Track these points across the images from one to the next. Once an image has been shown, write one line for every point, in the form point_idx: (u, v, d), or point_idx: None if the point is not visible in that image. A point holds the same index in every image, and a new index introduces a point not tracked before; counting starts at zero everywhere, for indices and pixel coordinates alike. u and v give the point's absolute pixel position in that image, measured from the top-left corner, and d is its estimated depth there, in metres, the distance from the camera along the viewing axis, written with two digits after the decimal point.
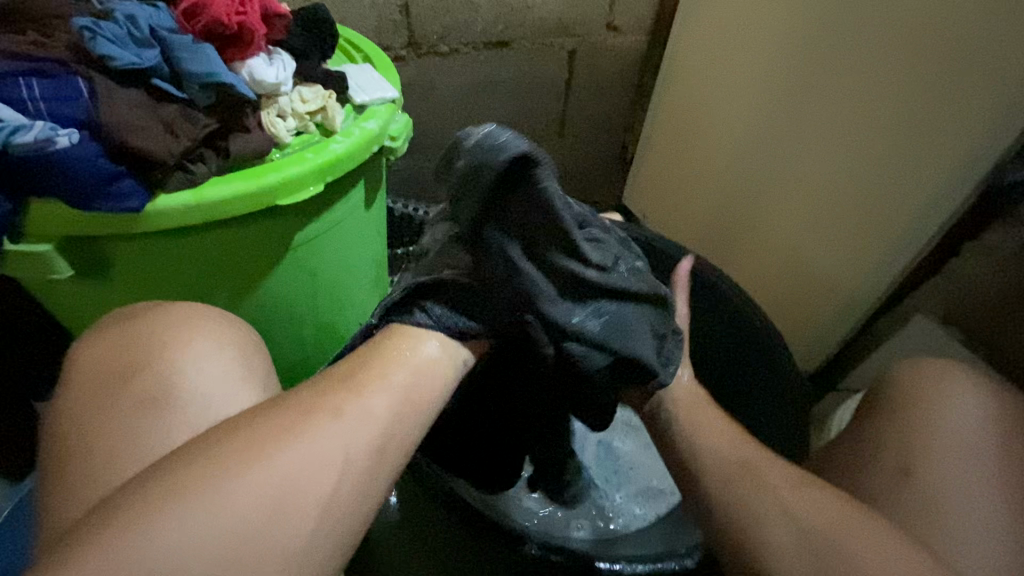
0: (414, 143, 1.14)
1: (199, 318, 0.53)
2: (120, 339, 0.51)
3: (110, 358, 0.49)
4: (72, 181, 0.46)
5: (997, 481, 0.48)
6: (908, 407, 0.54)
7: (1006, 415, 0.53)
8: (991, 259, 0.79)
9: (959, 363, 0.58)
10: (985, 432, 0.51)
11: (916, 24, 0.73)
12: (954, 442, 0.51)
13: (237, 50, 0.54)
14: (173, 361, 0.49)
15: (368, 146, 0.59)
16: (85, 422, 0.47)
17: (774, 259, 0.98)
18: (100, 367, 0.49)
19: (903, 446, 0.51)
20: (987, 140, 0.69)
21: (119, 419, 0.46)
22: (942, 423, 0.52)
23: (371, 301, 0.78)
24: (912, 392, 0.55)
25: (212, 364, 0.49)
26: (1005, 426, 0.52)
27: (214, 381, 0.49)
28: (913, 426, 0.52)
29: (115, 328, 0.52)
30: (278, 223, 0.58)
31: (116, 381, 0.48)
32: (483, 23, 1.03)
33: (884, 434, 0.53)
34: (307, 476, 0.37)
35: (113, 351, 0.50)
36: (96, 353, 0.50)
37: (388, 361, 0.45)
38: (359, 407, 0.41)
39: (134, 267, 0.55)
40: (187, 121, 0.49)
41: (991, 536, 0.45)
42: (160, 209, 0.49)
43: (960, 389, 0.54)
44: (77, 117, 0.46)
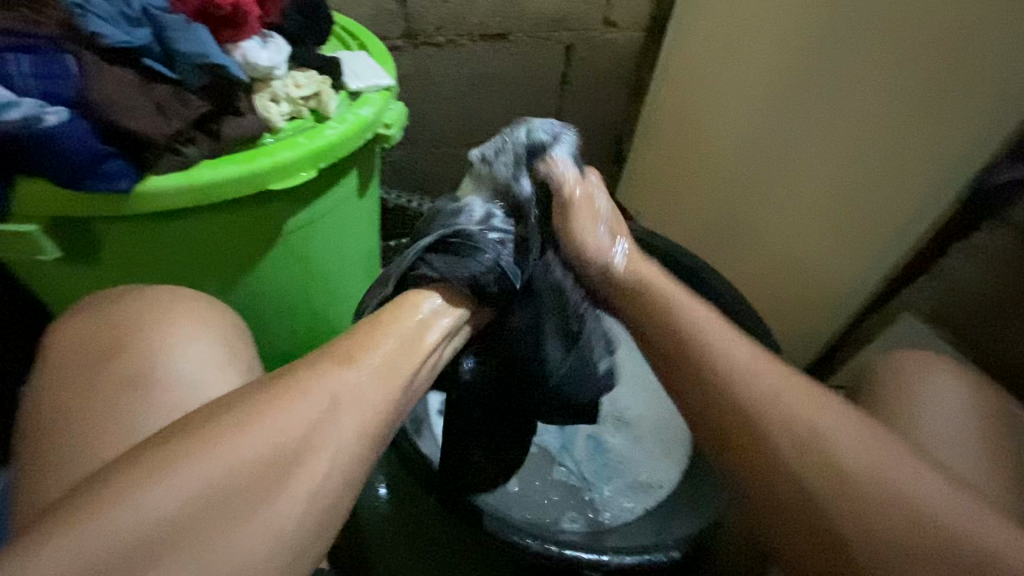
0: (408, 134, 1.13)
1: (183, 297, 0.53)
2: (103, 317, 0.50)
3: (96, 336, 0.49)
4: (61, 160, 0.45)
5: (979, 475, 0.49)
6: (895, 402, 0.55)
7: (989, 411, 0.54)
8: (979, 259, 0.80)
9: (944, 360, 0.58)
10: (969, 427, 0.52)
11: (911, 24, 0.73)
12: (940, 438, 0.52)
13: (231, 32, 0.53)
14: (163, 337, 0.49)
15: (362, 133, 0.58)
16: (66, 403, 0.46)
17: (765, 257, 0.99)
18: (84, 346, 0.49)
19: None
20: (978, 140, 0.69)
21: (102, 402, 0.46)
22: (928, 418, 0.53)
23: (362, 290, 0.77)
24: (900, 388, 0.56)
25: (202, 342, 0.50)
26: (989, 422, 0.53)
27: (201, 360, 0.49)
28: (900, 421, 0.53)
29: (99, 308, 0.51)
30: (270, 209, 0.57)
31: (97, 359, 0.48)
32: (480, 14, 1.02)
33: None
34: (288, 450, 0.37)
35: (93, 332, 0.49)
36: (76, 335, 0.50)
37: (387, 325, 0.47)
38: (341, 375, 0.41)
39: (122, 250, 0.54)
40: (178, 102, 0.48)
41: None
42: (150, 190, 0.48)
43: (946, 385, 0.55)
44: (68, 95, 0.46)
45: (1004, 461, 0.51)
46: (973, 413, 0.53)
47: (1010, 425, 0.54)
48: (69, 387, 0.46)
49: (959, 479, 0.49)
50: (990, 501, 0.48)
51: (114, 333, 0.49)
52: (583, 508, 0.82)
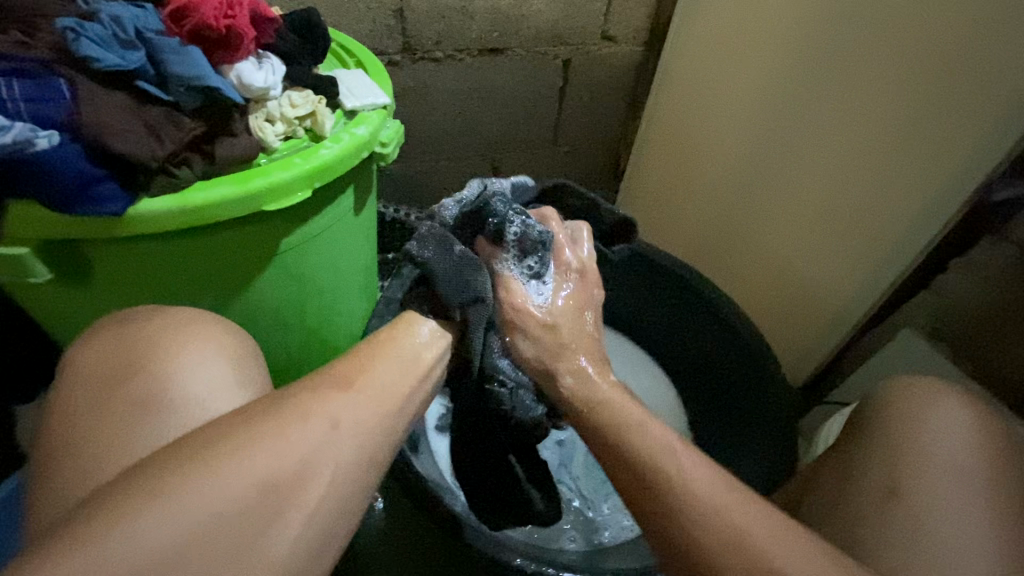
0: (405, 148, 1.13)
1: (182, 327, 0.51)
2: (112, 344, 0.50)
3: (102, 367, 0.48)
4: (50, 184, 0.45)
5: (980, 496, 0.49)
6: (897, 423, 0.54)
7: (990, 431, 0.53)
8: (979, 275, 0.80)
9: (947, 382, 0.58)
10: (970, 448, 0.52)
11: (906, 43, 0.74)
12: (944, 464, 0.51)
13: (225, 53, 0.53)
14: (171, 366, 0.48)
15: (357, 152, 0.58)
16: (63, 437, 0.45)
17: (764, 272, 0.98)
18: (88, 376, 0.48)
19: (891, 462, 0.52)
20: (975, 158, 0.70)
21: (97, 429, 0.45)
22: (931, 443, 0.52)
23: (358, 307, 0.77)
24: (902, 408, 0.55)
25: (213, 367, 0.49)
26: (993, 446, 0.52)
27: (209, 384, 0.48)
28: (902, 443, 0.53)
29: (110, 333, 0.51)
30: (267, 227, 0.57)
31: (98, 390, 0.47)
32: (479, 30, 1.03)
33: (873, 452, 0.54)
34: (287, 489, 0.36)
35: (94, 360, 0.49)
36: (80, 359, 0.49)
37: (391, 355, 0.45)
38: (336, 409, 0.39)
39: (116, 271, 0.54)
40: (171, 123, 0.48)
41: (980, 554, 0.46)
42: (143, 212, 0.48)
43: (947, 405, 0.54)
44: (57, 118, 0.45)
45: (1009, 487, 0.50)
46: (976, 435, 0.53)
47: (1013, 446, 0.53)
48: (71, 419, 0.46)
49: (963, 506, 0.48)
50: (997, 529, 0.47)
51: (117, 367, 0.48)
52: (583, 527, 0.81)
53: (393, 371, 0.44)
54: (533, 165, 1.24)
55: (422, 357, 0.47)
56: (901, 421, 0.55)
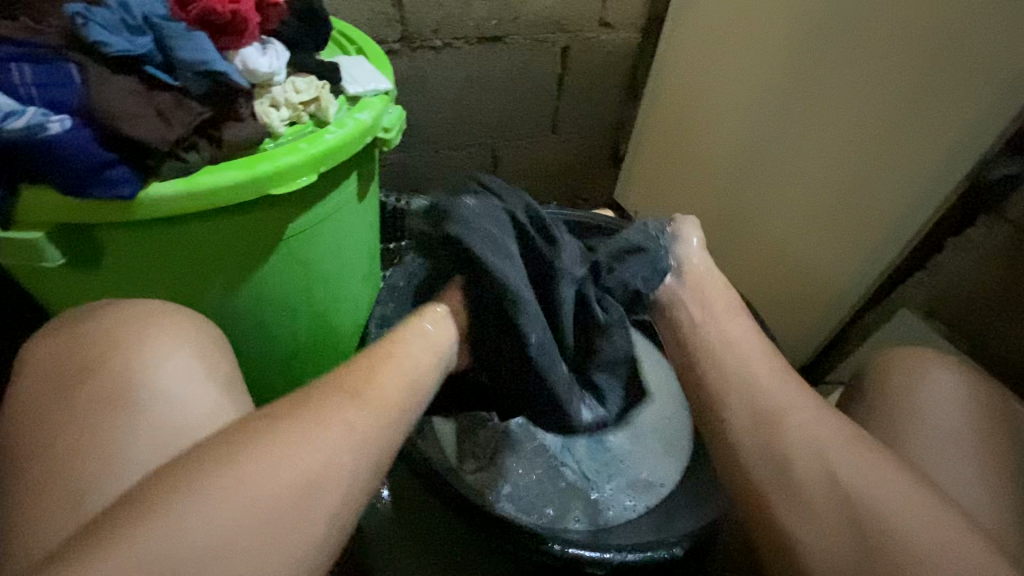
0: (405, 137, 1.14)
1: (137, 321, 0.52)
2: (80, 330, 0.52)
3: (71, 354, 0.50)
4: (64, 168, 0.45)
5: (973, 466, 0.51)
6: (893, 397, 0.56)
7: (983, 403, 0.55)
8: (976, 254, 0.81)
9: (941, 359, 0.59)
10: (963, 420, 0.53)
11: (902, 25, 0.74)
12: (939, 436, 0.52)
13: (231, 39, 0.54)
14: (138, 351, 0.50)
15: (362, 137, 0.59)
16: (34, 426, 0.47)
17: (762, 256, 1.00)
18: (53, 365, 0.50)
19: (886, 434, 0.53)
20: (970, 138, 0.71)
21: (73, 418, 0.47)
22: (926, 416, 0.54)
23: (363, 293, 0.78)
24: (898, 383, 0.57)
25: (169, 360, 0.50)
26: (984, 418, 0.54)
27: (167, 378, 0.49)
28: (898, 417, 0.54)
29: (73, 326, 0.52)
30: (272, 212, 0.58)
31: (65, 384, 0.48)
32: (477, 18, 1.03)
33: (869, 425, 0.55)
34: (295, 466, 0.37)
35: (58, 355, 0.50)
36: (45, 354, 0.51)
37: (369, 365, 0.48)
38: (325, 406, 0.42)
39: (126, 256, 0.55)
40: (179, 108, 0.49)
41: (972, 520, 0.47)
42: (153, 196, 0.49)
43: (943, 380, 0.56)
44: (71, 103, 0.46)
45: (998, 456, 0.52)
46: (967, 408, 0.54)
47: (1005, 417, 0.55)
48: (42, 403, 0.48)
49: (955, 475, 0.50)
50: (988, 495, 0.49)
51: (85, 353, 0.50)
52: (587, 508, 0.83)
53: (391, 378, 0.47)
54: (532, 154, 1.25)
55: (432, 353, 0.53)
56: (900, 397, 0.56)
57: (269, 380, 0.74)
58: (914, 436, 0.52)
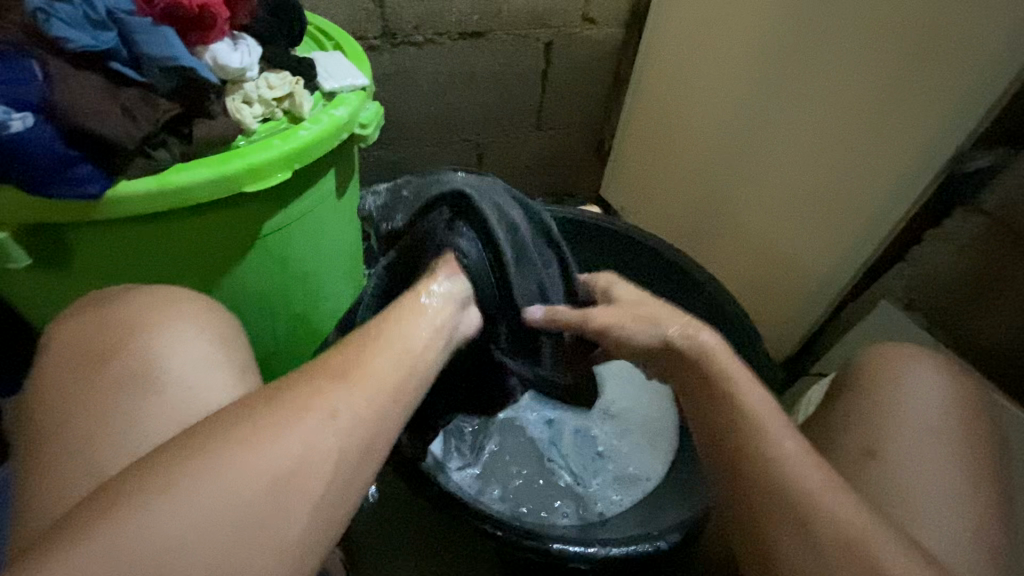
0: (388, 134, 1.13)
1: (170, 306, 0.51)
2: (87, 315, 0.50)
3: (91, 338, 0.48)
4: (27, 167, 0.45)
5: (952, 457, 0.51)
6: (873, 390, 0.56)
7: (962, 395, 0.55)
8: (953, 246, 0.81)
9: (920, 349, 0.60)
10: (942, 412, 0.54)
11: (879, 19, 0.75)
12: (918, 426, 0.52)
13: (199, 34, 0.53)
14: (150, 337, 0.48)
15: (337, 133, 0.58)
16: (57, 414, 0.45)
17: (746, 250, 1.00)
18: (79, 346, 0.48)
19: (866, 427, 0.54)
20: (945, 132, 0.71)
21: (91, 409, 0.45)
22: (906, 409, 0.54)
23: (343, 290, 0.77)
24: (878, 375, 0.57)
25: (197, 347, 0.49)
26: (962, 408, 0.54)
27: (193, 365, 0.48)
28: (878, 410, 0.55)
29: (94, 309, 0.51)
30: (248, 210, 0.57)
31: (91, 367, 0.47)
32: (458, 13, 1.02)
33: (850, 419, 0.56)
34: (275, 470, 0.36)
35: (85, 336, 0.49)
36: (71, 335, 0.49)
37: (383, 347, 0.45)
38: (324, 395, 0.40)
39: (95, 257, 0.54)
40: (146, 104, 0.48)
41: (950, 510, 0.48)
42: (122, 195, 0.48)
43: (923, 373, 0.56)
44: (32, 100, 0.45)
45: (977, 447, 0.52)
46: (945, 398, 0.55)
47: (982, 408, 0.55)
48: (47, 393, 0.46)
49: (935, 466, 0.50)
50: (968, 485, 0.49)
51: (94, 338, 0.48)
52: (574, 503, 0.83)
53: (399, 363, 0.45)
54: (517, 150, 1.25)
55: (441, 335, 0.50)
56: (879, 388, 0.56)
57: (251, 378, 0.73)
58: (893, 429, 0.53)
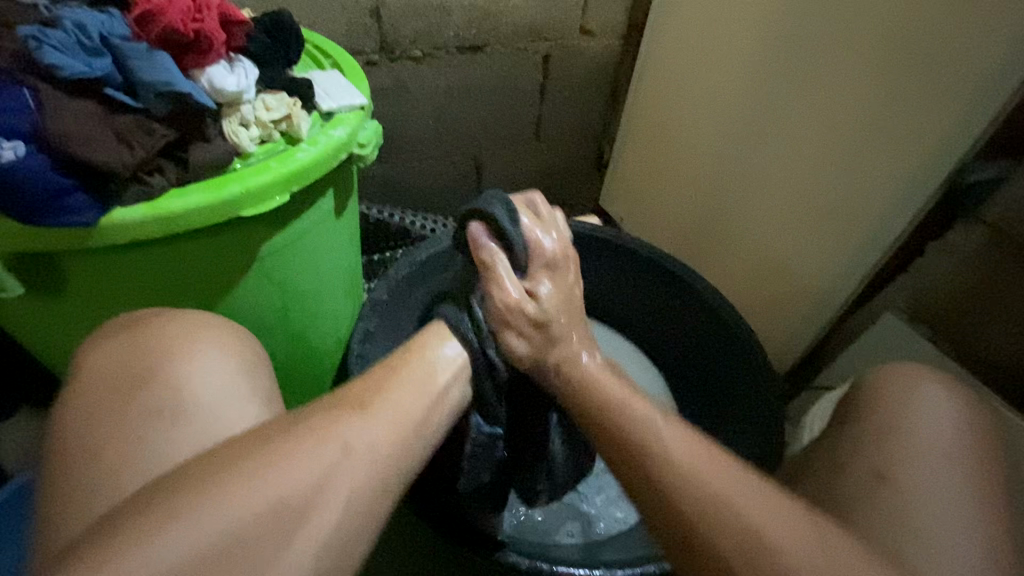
0: (387, 148, 1.12)
1: (195, 337, 0.50)
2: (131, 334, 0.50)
3: (125, 365, 0.47)
4: (17, 196, 0.44)
5: (966, 481, 0.50)
6: (884, 411, 0.55)
7: (974, 416, 0.54)
8: (958, 257, 0.81)
9: (929, 369, 0.59)
10: (954, 433, 0.53)
11: (879, 32, 0.74)
12: (930, 449, 0.51)
13: (195, 57, 0.52)
14: (196, 356, 0.48)
15: (335, 154, 0.58)
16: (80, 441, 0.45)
17: (748, 261, 0.99)
18: (112, 371, 0.47)
19: (877, 449, 0.53)
20: (947, 144, 0.71)
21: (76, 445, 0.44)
22: (917, 430, 0.53)
23: (343, 309, 0.77)
24: (888, 396, 0.56)
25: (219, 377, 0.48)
26: (972, 429, 0.53)
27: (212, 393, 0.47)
28: (889, 431, 0.54)
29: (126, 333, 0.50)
30: (245, 232, 0.56)
31: (121, 396, 0.46)
32: (456, 27, 1.02)
33: (861, 440, 0.55)
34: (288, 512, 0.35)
35: (118, 362, 0.48)
36: (104, 360, 0.48)
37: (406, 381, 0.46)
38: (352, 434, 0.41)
39: (88, 284, 0.53)
40: (141, 130, 0.47)
41: (966, 536, 0.47)
42: (115, 221, 0.47)
43: (933, 392, 0.55)
44: (23, 129, 0.44)
45: (991, 469, 0.51)
46: (956, 418, 0.54)
47: (993, 428, 0.54)
48: (82, 413, 0.45)
49: (949, 490, 0.49)
50: (983, 509, 0.48)
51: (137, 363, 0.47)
52: (579, 519, 0.82)
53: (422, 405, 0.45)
54: (516, 162, 1.24)
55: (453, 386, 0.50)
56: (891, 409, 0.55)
57: None
58: (905, 451, 0.52)
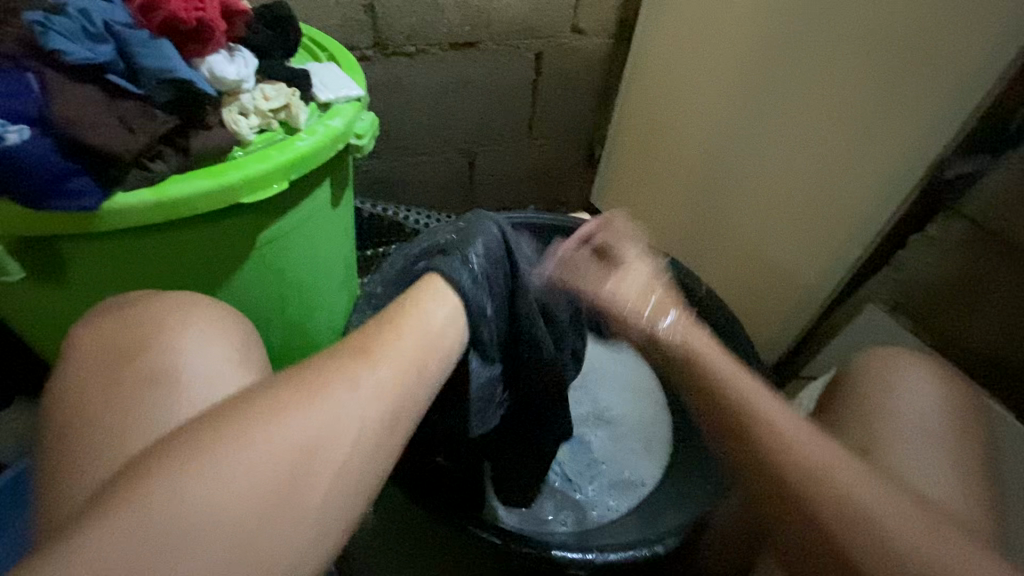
0: (380, 143, 1.13)
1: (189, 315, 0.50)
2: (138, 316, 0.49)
3: (124, 335, 0.48)
4: (23, 179, 0.44)
5: (945, 458, 0.52)
6: (867, 393, 0.57)
7: (952, 397, 0.57)
8: (937, 249, 0.83)
9: (913, 355, 0.61)
10: (932, 412, 0.55)
11: (862, 30, 0.77)
12: (918, 433, 0.53)
13: (197, 46, 0.53)
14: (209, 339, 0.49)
15: (333, 144, 0.59)
16: (77, 408, 0.45)
17: (737, 255, 1.02)
18: (113, 341, 0.48)
19: (863, 429, 0.55)
20: (928, 139, 0.73)
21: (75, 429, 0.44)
22: (899, 410, 0.55)
23: (338, 299, 0.77)
24: (871, 379, 0.58)
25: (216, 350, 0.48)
26: (952, 409, 0.56)
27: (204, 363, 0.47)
28: (873, 412, 0.56)
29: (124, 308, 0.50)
30: (243, 221, 0.57)
31: (119, 363, 0.46)
32: (450, 24, 1.03)
33: (846, 421, 0.57)
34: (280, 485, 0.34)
35: (120, 332, 0.48)
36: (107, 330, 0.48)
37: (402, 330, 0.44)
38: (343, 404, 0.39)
39: (89, 269, 0.54)
40: (144, 116, 0.48)
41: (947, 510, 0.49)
42: (118, 206, 0.48)
43: (911, 374, 0.58)
44: (29, 113, 0.45)
45: (969, 448, 0.54)
46: (937, 399, 0.56)
47: (969, 409, 0.57)
48: (91, 389, 0.45)
49: (930, 467, 0.51)
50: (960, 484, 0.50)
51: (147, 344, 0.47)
52: (570, 508, 0.84)
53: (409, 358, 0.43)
54: (508, 158, 1.26)
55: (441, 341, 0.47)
56: (882, 396, 0.57)
57: None
58: (888, 431, 0.54)
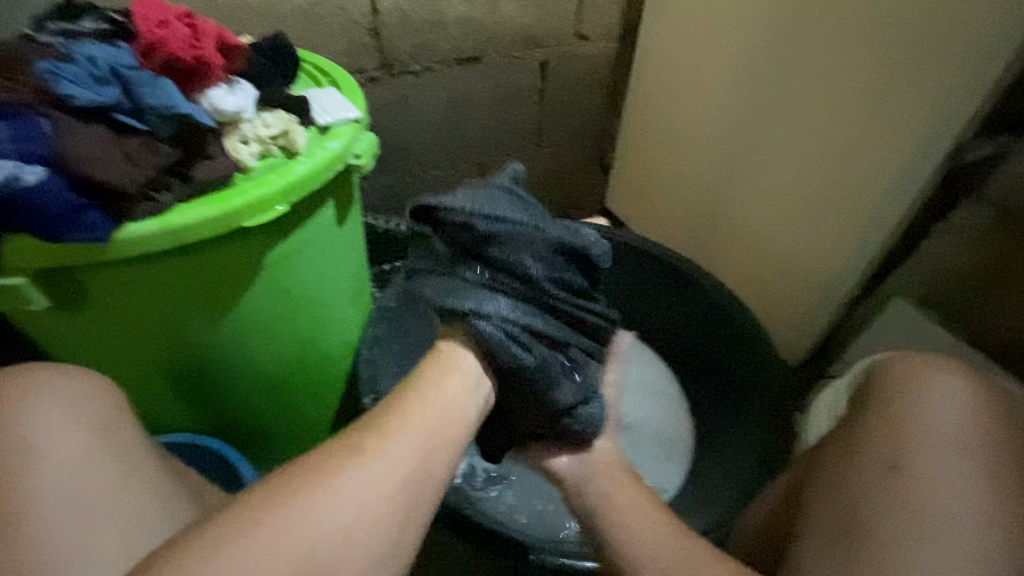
0: (391, 159, 1.15)
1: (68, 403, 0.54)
2: (78, 399, 0.54)
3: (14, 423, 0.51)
4: (39, 215, 0.48)
5: (981, 464, 0.49)
6: (895, 398, 0.55)
7: (993, 406, 0.53)
8: (962, 239, 0.79)
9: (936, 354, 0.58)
10: (971, 420, 0.52)
11: (863, 16, 0.74)
12: (942, 436, 0.51)
13: (197, 81, 0.56)
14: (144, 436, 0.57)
15: (332, 165, 0.61)
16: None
17: (755, 254, 0.98)
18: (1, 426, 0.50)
19: (891, 434, 0.52)
20: (943, 122, 0.70)
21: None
22: (931, 412, 0.53)
23: (352, 317, 0.80)
24: (902, 381, 0.56)
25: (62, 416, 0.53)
26: (985, 411, 0.52)
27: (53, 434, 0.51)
28: (901, 417, 0.53)
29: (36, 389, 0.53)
30: (248, 247, 0.60)
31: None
32: (453, 39, 1.05)
33: (878, 423, 0.54)
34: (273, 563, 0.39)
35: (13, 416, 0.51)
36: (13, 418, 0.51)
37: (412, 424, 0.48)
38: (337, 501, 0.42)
39: (107, 296, 0.57)
40: (147, 150, 0.51)
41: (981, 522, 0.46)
42: (128, 236, 0.51)
43: (946, 381, 0.54)
44: (42, 153, 0.49)
45: (1008, 452, 0.50)
46: (969, 404, 0.53)
47: (1009, 412, 0.53)
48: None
49: (964, 476, 0.48)
50: (988, 485, 0.48)
51: (73, 430, 0.51)
52: None
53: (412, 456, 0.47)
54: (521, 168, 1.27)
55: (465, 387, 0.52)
56: (902, 403, 0.54)
57: (255, 401, 0.75)
58: (919, 435, 0.51)
